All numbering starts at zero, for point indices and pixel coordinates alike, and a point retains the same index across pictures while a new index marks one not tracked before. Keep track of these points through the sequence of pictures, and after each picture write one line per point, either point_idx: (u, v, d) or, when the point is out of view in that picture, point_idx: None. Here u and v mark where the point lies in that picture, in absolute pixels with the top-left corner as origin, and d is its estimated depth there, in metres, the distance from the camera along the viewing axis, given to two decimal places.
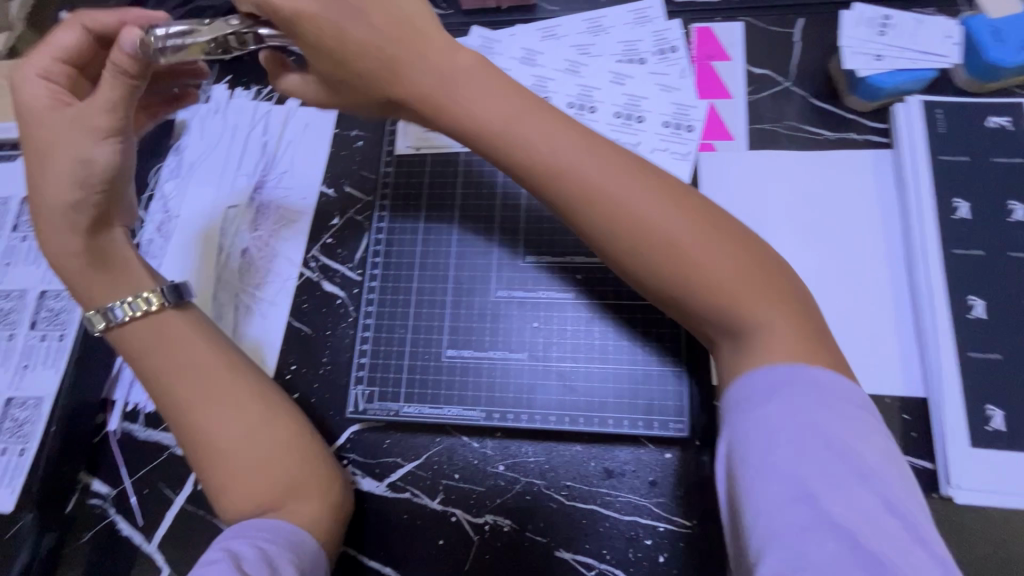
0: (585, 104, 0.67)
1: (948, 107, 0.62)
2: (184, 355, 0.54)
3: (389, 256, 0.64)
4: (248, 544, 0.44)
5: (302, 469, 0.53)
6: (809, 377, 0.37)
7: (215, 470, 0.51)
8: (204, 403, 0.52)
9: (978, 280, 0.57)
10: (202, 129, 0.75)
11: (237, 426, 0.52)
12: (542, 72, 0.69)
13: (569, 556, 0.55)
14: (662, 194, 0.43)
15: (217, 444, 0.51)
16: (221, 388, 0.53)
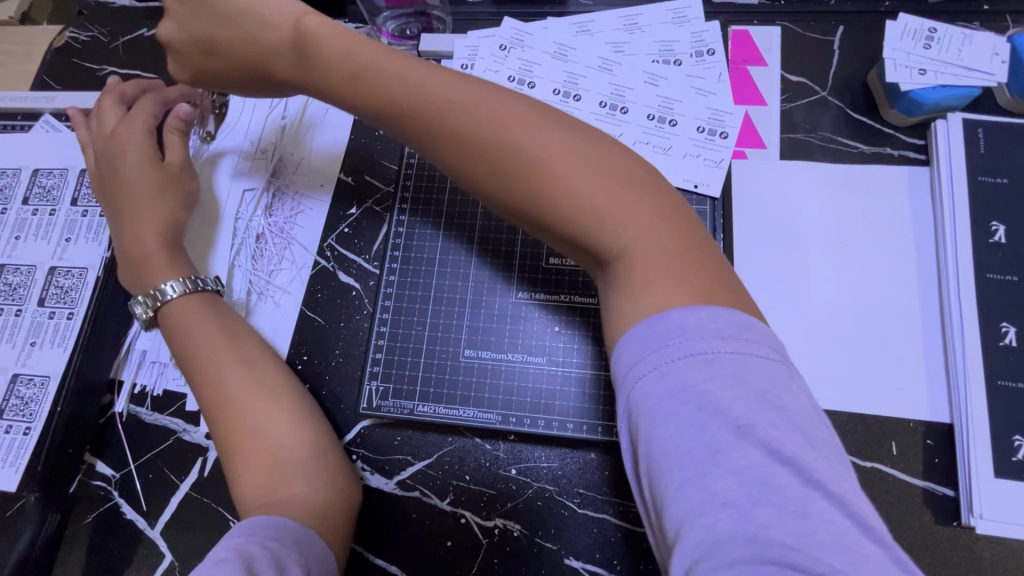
0: (616, 104, 0.66)
1: (990, 126, 0.61)
2: (220, 338, 0.56)
3: (408, 251, 0.63)
4: (254, 544, 0.42)
5: (319, 458, 0.53)
6: (709, 347, 0.33)
7: (234, 446, 0.52)
8: (223, 377, 0.55)
9: (1011, 307, 0.55)
10: (221, 109, 0.73)
11: (261, 409, 0.53)
12: (574, 68, 0.67)
13: (578, 564, 0.55)
14: (588, 163, 0.40)
15: (241, 423, 0.53)
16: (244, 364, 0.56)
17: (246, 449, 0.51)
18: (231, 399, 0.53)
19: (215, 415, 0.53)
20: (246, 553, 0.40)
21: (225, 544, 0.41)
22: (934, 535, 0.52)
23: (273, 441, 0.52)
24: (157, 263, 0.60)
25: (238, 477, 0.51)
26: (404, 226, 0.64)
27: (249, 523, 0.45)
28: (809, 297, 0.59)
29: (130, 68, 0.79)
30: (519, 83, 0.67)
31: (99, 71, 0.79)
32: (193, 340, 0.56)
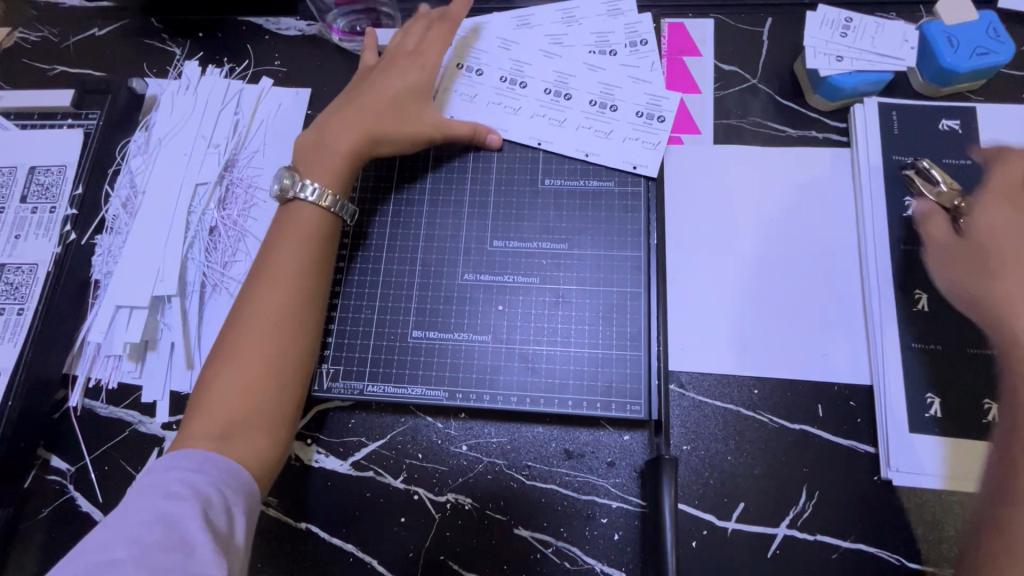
0: (561, 90, 0.68)
1: (902, 109, 0.65)
2: (293, 260, 0.54)
3: (357, 238, 0.64)
4: (215, 489, 0.44)
5: (286, 413, 0.51)
6: None
7: (227, 359, 0.50)
8: (265, 308, 0.52)
9: (923, 275, 0.60)
10: (171, 105, 0.74)
11: (280, 345, 0.51)
12: (520, 57, 0.70)
13: (527, 533, 0.57)
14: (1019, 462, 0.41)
15: (255, 342, 0.50)
16: (280, 306, 0.52)
17: (241, 363, 0.50)
18: (263, 320, 0.51)
19: (239, 321, 0.52)
20: (196, 513, 0.41)
21: (170, 497, 0.42)
22: (857, 490, 0.56)
23: (271, 375, 0.50)
24: (339, 172, 0.58)
25: (205, 386, 0.50)
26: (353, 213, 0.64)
27: (196, 459, 0.45)
28: (743, 273, 0.62)
29: (81, 68, 0.79)
30: (468, 70, 0.69)
31: (50, 70, 0.79)
32: (268, 254, 0.54)
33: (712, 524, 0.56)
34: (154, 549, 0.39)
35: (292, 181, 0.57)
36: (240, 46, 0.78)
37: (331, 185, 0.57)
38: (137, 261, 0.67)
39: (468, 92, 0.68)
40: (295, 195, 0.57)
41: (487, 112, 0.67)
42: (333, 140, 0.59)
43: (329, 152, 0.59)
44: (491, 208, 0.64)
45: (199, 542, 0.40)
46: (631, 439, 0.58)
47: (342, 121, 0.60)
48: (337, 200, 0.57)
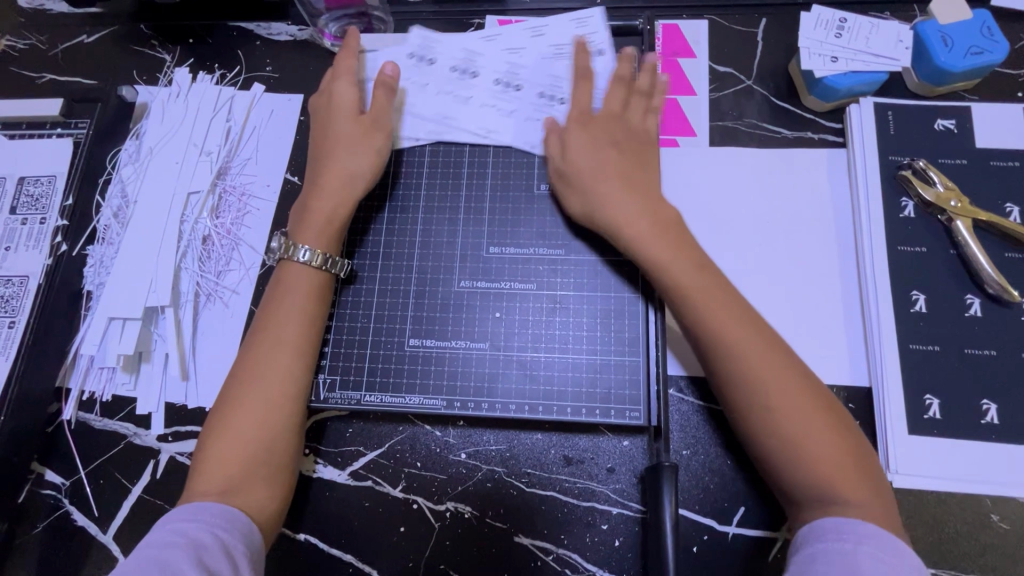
0: (553, 94, 0.66)
1: (898, 109, 0.65)
2: (286, 317, 0.55)
3: (352, 245, 0.63)
4: (207, 532, 0.44)
5: (284, 467, 0.52)
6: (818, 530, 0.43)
7: (225, 420, 0.51)
8: (257, 368, 0.53)
9: (921, 276, 0.59)
10: (163, 113, 0.73)
11: (274, 400, 0.52)
12: (515, 61, 0.68)
13: (527, 541, 0.57)
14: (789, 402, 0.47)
15: (253, 407, 0.52)
16: (272, 365, 0.53)
17: (239, 421, 0.51)
18: (260, 380, 0.52)
19: (236, 383, 0.53)
20: (190, 557, 0.42)
21: (168, 548, 0.43)
22: None
23: (266, 431, 0.51)
24: (327, 231, 0.58)
25: (204, 448, 0.51)
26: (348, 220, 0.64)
27: (192, 513, 0.46)
28: (740, 276, 0.62)
29: (70, 76, 0.78)
30: (460, 75, 0.68)
31: (38, 79, 0.78)
32: (263, 317, 0.56)
33: (713, 529, 0.55)
34: None
35: (283, 247, 0.57)
36: (231, 52, 0.77)
37: (318, 245, 0.57)
38: (129, 271, 0.66)
39: (507, 107, 0.66)
40: (286, 258, 0.57)
41: (477, 114, 0.66)
42: (320, 197, 0.59)
43: (318, 212, 0.58)
44: (486, 214, 0.63)
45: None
46: (630, 444, 0.58)
47: (326, 171, 0.59)
48: (327, 258, 0.57)
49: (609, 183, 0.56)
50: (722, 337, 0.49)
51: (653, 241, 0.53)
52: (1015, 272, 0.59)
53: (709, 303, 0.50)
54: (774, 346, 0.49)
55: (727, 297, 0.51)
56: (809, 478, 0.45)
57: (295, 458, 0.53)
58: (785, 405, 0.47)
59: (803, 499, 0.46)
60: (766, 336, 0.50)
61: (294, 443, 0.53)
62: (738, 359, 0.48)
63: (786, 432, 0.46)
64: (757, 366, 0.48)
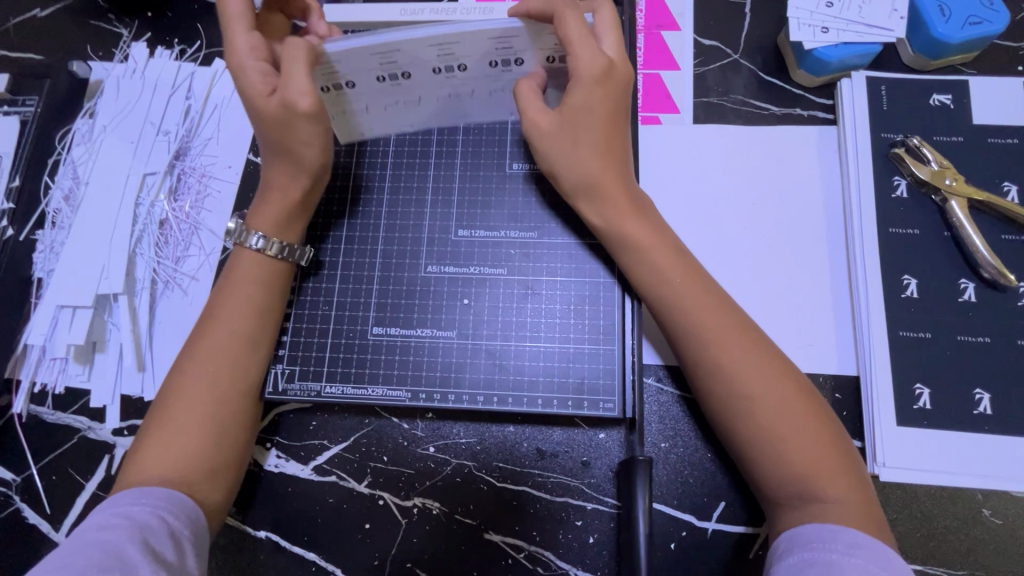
0: (507, 59, 0.51)
1: (892, 83, 0.61)
2: (239, 305, 0.52)
3: (311, 230, 0.59)
4: (150, 513, 0.42)
5: (232, 462, 0.49)
6: (802, 539, 0.40)
7: (168, 408, 0.48)
8: (205, 360, 0.50)
9: (912, 260, 0.56)
10: (117, 89, 0.69)
11: (223, 393, 0.49)
12: (445, 40, 0.48)
13: (498, 538, 0.54)
14: (771, 398, 0.45)
15: (199, 400, 0.48)
16: (222, 358, 0.50)
17: (184, 412, 0.48)
18: (207, 375, 0.49)
19: (181, 373, 0.50)
20: (133, 539, 0.40)
21: (110, 529, 0.40)
22: None
23: (215, 423, 0.48)
24: (290, 219, 0.54)
25: (147, 437, 0.48)
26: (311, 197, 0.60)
27: (133, 496, 0.43)
28: (722, 260, 0.59)
29: (21, 53, 0.73)
30: (392, 80, 0.52)
31: None
32: (213, 303, 0.52)
33: (692, 525, 0.53)
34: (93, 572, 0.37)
35: (236, 233, 0.54)
36: (191, 26, 0.72)
37: (274, 233, 0.54)
38: (80, 257, 0.63)
39: (461, 87, 0.54)
40: (240, 245, 0.53)
41: (443, 105, 0.57)
42: (277, 187, 0.53)
43: (274, 198, 0.53)
44: (456, 194, 0.60)
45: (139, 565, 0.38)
46: (606, 437, 0.55)
47: (270, 164, 0.53)
48: (286, 247, 0.54)
49: (598, 157, 0.51)
50: (695, 329, 0.47)
51: (632, 228, 0.51)
52: (1011, 255, 0.56)
53: (686, 292, 0.49)
54: (750, 335, 0.47)
55: (703, 284, 0.49)
56: (788, 476, 0.43)
57: (244, 456, 0.51)
58: (760, 399, 0.45)
59: (781, 499, 0.44)
60: (743, 327, 0.47)
61: (245, 437, 0.51)
62: (711, 350, 0.47)
63: (763, 427, 0.44)
64: (732, 354, 0.46)
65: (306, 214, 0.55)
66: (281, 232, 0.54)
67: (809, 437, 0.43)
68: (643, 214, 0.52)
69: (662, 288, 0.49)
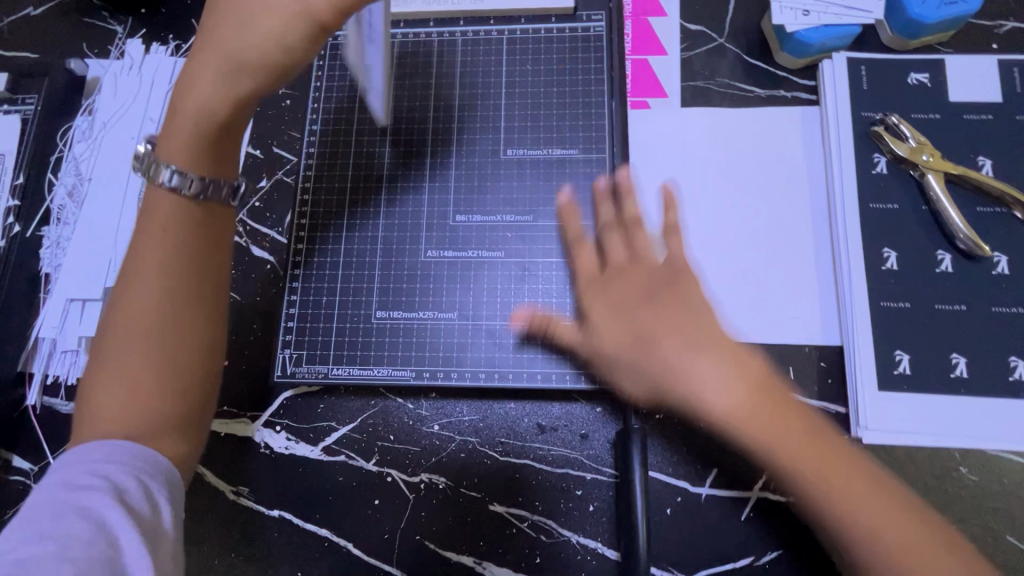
0: None
1: (871, 64, 0.63)
2: (174, 257, 0.43)
3: (315, 205, 0.62)
4: (125, 475, 0.38)
5: (191, 423, 0.43)
6: None
7: (104, 372, 0.42)
8: (133, 321, 0.42)
9: (892, 233, 0.59)
10: (115, 86, 0.70)
11: (165, 363, 0.42)
12: None
13: (502, 509, 0.57)
14: (823, 461, 0.39)
15: (132, 363, 0.41)
16: (156, 322, 0.42)
17: (129, 357, 0.41)
18: (138, 340, 0.42)
19: (119, 310, 0.43)
20: (114, 501, 0.36)
21: (84, 491, 0.37)
22: None
23: (164, 371, 0.42)
24: (195, 141, 0.45)
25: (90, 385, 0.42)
26: (312, 178, 0.62)
27: (54, 484, 0.37)
28: (711, 237, 0.61)
29: (16, 51, 0.74)
30: None
31: None
32: (140, 243, 0.44)
33: (686, 491, 0.56)
34: (76, 544, 0.34)
35: (145, 165, 0.45)
36: (185, 21, 0.73)
37: (185, 163, 0.44)
38: (88, 252, 0.64)
39: None
40: (149, 180, 0.44)
41: None
42: (187, 97, 0.45)
43: (184, 117, 0.45)
44: (453, 179, 0.62)
45: (123, 538, 0.36)
46: (603, 410, 0.58)
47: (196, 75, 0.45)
48: (202, 186, 0.45)
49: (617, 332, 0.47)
50: (737, 391, 0.41)
51: (658, 360, 0.44)
52: (986, 227, 0.58)
53: (748, 413, 0.40)
54: (784, 394, 0.41)
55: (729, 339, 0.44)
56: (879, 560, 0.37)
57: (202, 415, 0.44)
58: (818, 472, 0.39)
59: None
60: (764, 376, 0.42)
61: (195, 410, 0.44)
62: (762, 446, 0.40)
63: (824, 507, 0.39)
64: (750, 390, 0.41)
65: (235, 142, 0.47)
66: (196, 164, 0.45)
67: (882, 502, 0.38)
68: (691, 330, 0.44)
69: (663, 369, 0.44)
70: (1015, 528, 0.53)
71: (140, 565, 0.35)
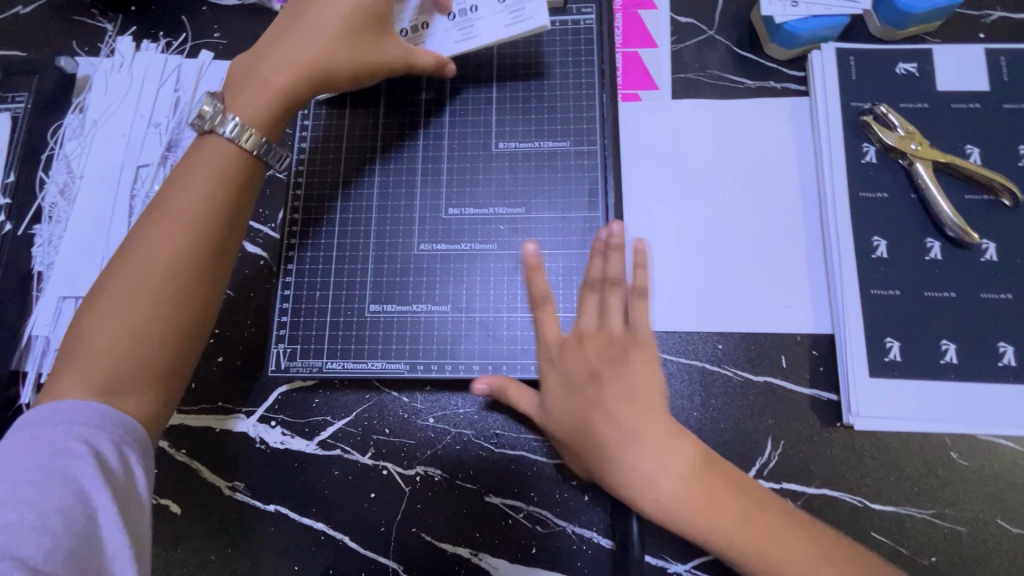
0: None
1: (860, 54, 0.64)
2: (207, 208, 0.48)
3: (309, 190, 0.62)
4: (105, 442, 0.41)
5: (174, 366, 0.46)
6: None
7: (112, 294, 0.45)
8: (157, 258, 0.46)
9: (882, 221, 0.59)
10: (106, 84, 0.70)
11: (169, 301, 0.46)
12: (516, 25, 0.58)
13: (498, 500, 0.57)
14: (767, 537, 0.44)
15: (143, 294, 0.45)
16: (176, 264, 0.46)
17: (127, 321, 0.44)
18: (157, 274, 0.45)
19: (143, 243, 0.46)
20: (94, 472, 0.39)
21: (65, 458, 0.39)
22: (823, 436, 0.56)
23: (168, 311, 0.45)
24: (266, 110, 0.52)
25: (80, 338, 0.44)
26: (305, 172, 0.62)
27: (33, 442, 0.40)
28: (702, 228, 0.62)
29: (6, 50, 0.73)
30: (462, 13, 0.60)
31: None
32: (181, 185, 0.49)
33: None
34: (53, 514, 0.38)
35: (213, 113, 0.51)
36: (176, 18, 0.73)
37: (257, 125, 0.51)
38: (82, 249, 0.64)
39: None
40: (211, 128, 0.50)
41: None
42: (271, 73, 0.52)
43: (262, 85, 0.52)
44: (445, 172, 0.62)
45: (101, 507, 0.39)
46: None
47: (280, 58, 0.53)
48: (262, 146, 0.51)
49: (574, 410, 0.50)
50: (700, 530, 0.45)
51: (601, 416, 0.49)
52: (975, 214, 0.59)
53: (698, 502, 0.45)
54: (726, 474, 0.47)
55: (706, 472, 0.47)
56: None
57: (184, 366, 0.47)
58: (752, 526, 0.45)
59: None
60: (711, 482, 0.46)
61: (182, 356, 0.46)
62: (720, 546, 0.45)
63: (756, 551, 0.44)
64: (707, 514, 0.45)
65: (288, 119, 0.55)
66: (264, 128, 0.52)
67: (807, 544, 0.44)
68: (654, 438, 0.47)
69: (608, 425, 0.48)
70: (1006, 512, 0.54)
71: (116, 534, 0.39)
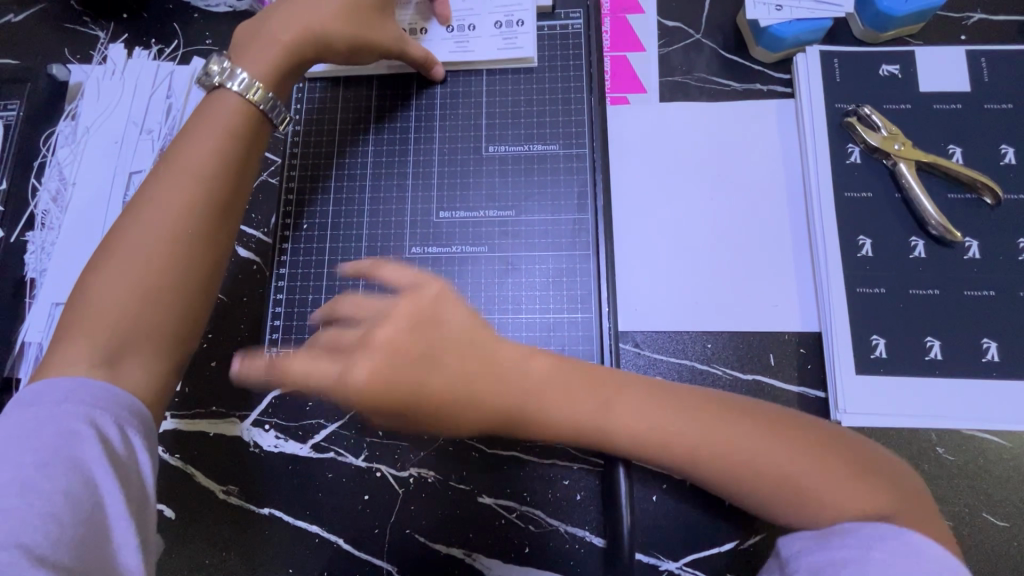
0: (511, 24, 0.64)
1: (844, 56, 0.65)
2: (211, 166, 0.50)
3: (301, 193, 0.62)
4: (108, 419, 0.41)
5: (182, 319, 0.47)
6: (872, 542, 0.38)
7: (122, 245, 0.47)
8: (160, 211, 0.48)
9: (866, 220, 0.60)
10: (98, 91, 0.70)
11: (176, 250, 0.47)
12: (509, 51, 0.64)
13: (491, 501, 0.57)
14: (749, 436, 0.43)
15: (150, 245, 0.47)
16: (184, 215, 0.48)
17: (135, 267, 0.46)
18: (166, 224, 0.47)
19: (149, 198, 0.48)
20: (100, 456, 0.39)
21: (70, 438, 0.39)
22: None
23: (181, 259, 0.47)
24: (270, 66, 0.54)
25: (85, 298, 0.45)
26: (294, 183, 0.63)
27: (36, 421, 0.40)
28: (690, 228, 0.62)
29: None
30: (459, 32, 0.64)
31: None
32: (190, 142, 0.51)
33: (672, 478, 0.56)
34: (60, 500, 0.38)
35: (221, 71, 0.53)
36: (167, 25, 0.73)
37: (261, 78, 0.53)
38: (75, 256, 0.64)
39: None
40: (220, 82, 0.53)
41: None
42: (275, 34, 0.55)
43: (268, 41, 0.55)
44: (435, 175, 0.63)
45: (107, 493, 0.39)
46: None
47: (283, 21, 0.55)
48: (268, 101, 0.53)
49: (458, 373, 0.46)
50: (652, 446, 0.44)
51: (445, 366, 0.46)
52: (958, 213, 0.60)
53: (655, 424, 0.44)
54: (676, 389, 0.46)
55: (668, 400, 0.45)
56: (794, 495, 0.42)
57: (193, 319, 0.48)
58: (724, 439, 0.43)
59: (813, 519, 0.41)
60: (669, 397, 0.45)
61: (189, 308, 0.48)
62: (682, 460, 0.44)
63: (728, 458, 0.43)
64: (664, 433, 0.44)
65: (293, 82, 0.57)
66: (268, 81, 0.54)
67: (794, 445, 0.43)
68: (556, 386, 0.46)
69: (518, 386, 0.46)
70: (991, 506, 0.54)
71: (122, 521, 0.40)
